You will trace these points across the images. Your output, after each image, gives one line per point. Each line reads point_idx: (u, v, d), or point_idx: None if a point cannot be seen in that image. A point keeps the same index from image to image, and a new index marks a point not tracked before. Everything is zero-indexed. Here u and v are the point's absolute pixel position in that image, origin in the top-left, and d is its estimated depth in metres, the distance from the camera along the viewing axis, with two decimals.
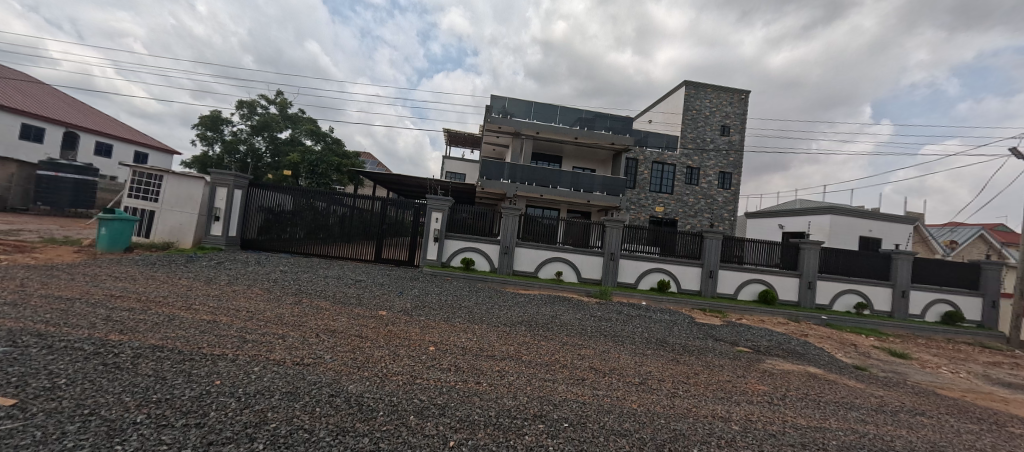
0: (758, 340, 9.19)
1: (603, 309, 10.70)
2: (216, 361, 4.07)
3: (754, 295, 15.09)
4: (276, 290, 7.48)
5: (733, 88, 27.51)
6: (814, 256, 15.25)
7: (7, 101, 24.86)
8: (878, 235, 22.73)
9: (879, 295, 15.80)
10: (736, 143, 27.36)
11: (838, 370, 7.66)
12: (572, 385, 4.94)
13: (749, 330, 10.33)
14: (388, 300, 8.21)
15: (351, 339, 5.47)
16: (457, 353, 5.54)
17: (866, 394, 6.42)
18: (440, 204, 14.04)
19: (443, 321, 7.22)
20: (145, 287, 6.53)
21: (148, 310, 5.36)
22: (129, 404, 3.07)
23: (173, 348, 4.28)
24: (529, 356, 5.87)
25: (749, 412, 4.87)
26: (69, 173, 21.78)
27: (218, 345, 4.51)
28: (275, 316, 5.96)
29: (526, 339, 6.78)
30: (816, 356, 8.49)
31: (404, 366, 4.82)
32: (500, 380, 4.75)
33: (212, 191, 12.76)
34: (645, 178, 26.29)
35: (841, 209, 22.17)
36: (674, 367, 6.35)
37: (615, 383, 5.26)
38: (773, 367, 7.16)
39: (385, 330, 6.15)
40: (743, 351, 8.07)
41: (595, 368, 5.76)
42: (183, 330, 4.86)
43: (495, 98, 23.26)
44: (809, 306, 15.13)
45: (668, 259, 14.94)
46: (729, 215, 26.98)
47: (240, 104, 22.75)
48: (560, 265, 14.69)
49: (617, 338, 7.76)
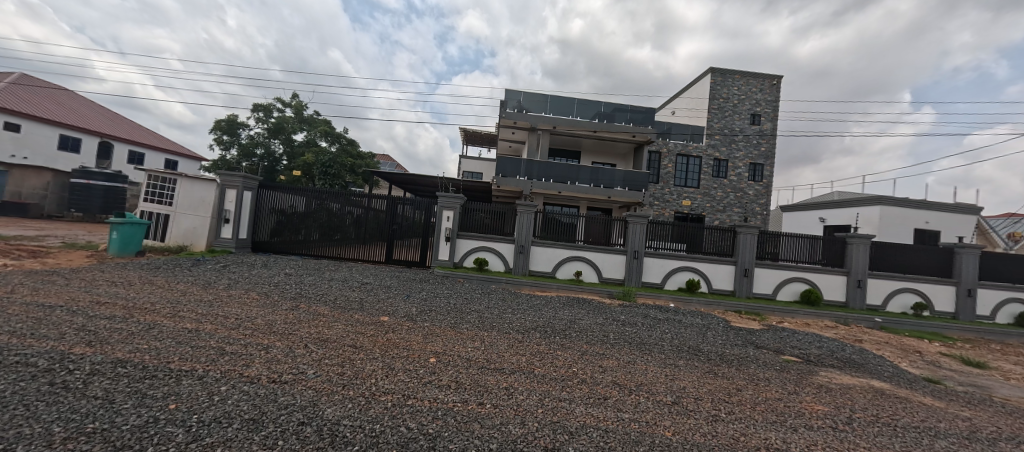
0: (808, 348, 8.09)
1: (627, 312, 9.83)
2: (181, 379, 3.58)
3: (795, 295, 13.76)
4: (274, 295, 7.03)
5: (764, 74, 25.76)
6: (863, 251, 13.77)
7: (46, 113, 26.30)
8: (936, 227, 20.58)
9: (941, 295, 14.11)
10: (768, 132, 25.64)
11: (909, 385, 6.50)
12: (591, 406, 4.16)
13: (794, 335, 9.17)
14: (393, 304, 7.66)
15: (343, 351, 4.90)
16: (460, 365, 4.89)
17: (950, 416, 5.33)
18: (451, 202, 13.49)
19: (448, 328, 6.59)
20: (137, 292, 6.24)
21: (129, 318, 4.99)
22: (55, 438, 2.57)
23: (138, 362, 3.84)
24: (543, 369, 5.14)
25: (811, 441, 3.96)
26: (100, 180, 22.73)
27: (190, 359, 4.04)
28: (265, 323, 5.49)
29: (540, 349, 6.06)
30: (878, 367, 7.32)
31: (398, 383, 4.18)
32: (507, 401, 4.04)
33: (221, 193, 12.63)
34: (669, 171, 24.97)
35: (891, 199, 20.26)
36: (711, 381, 5.47)
37: (645, 403, 4.44)
38: (830, 381, 6.13)
39: (383, 339, 5.57)
40: (792, 361, 7.06)
41: (619, 384, 4.95)
42: (159, 341, 4.44)
43: (510, 94, 22.64)
44: (859, 307, 13.66)
45: (696, 257, 13.86)
46: (761, 209, 25.29)
47: (256, 107, 22.98)
48: (579, 265, 13.86)
49: (643, 346, 6.92)
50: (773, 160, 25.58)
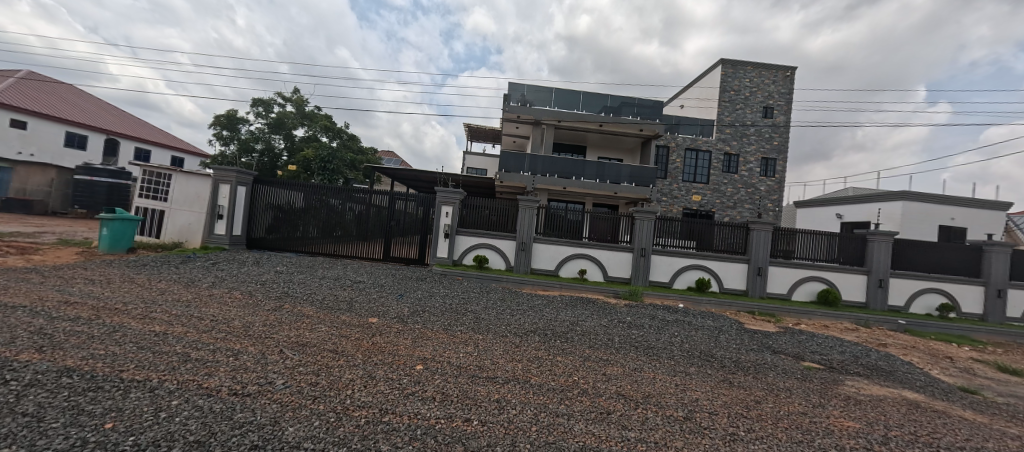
0: (829, 353, 7.53)
1: (633, 313, 9.31)
2: (130, 392, 3.20)
3: (812, 295, 13.10)
4: (257, 295, 6.67)
5: (777, 65, 24.85)
6: (885, 249, 13.07)
7: (53, 111, 26.31)
8: (961, 224, 19.66)
9: (968, 296, 13.34)
10: (781, 125, 24.77)
11: (944, 396, 5.91)
12: (592, 424, 3.68)
13: (814, 339, 8.56)
14: (384, 304, 7.26)
15: (322, 357, 4.50)
16: (449, 374, 4.46)
17: (996, 433, 4.78)
18: (451, 197, 13.05)
19: (440, 330, 6.17)
20: (113, 291, 5.89)
21: (94, 320, 4.62)
22: None
23: (88, 371, 3.46)
24: (540, 378, 4.68)
25: None
26: (103, 177, 22.73)
27: (147, 367, 3.66)
28: (242, 326, 5.11)
29: (539, 354, 5.60)
30: (907, 375, 6.74)
31: (377, 395, 3.75)
32: (497, 417, 3.58)
33: (215, 188, 12.31)
34: (677, 166, 24.26)
35: (913, 194, 19.38)
36: (727, 392, 4.96)
37: (654, 419, 3.95)
38: (857, 392, 5.58)
39: (368, 343, 5.16)
40: (814, 368, 6.52)
41: (624, 395, 4.46)
42: (119, 345, 4.06)
43: (513, 87, 22.09)
44: (880, 308, 12.97)
45: (706, 255, 13.27)
46: (773, 205, 24.52)
47: (256, 102, 22.78)
48: (584, 263, 13.35)
49: (651, 351, 6.42)
50: (786, 154, 24.73)
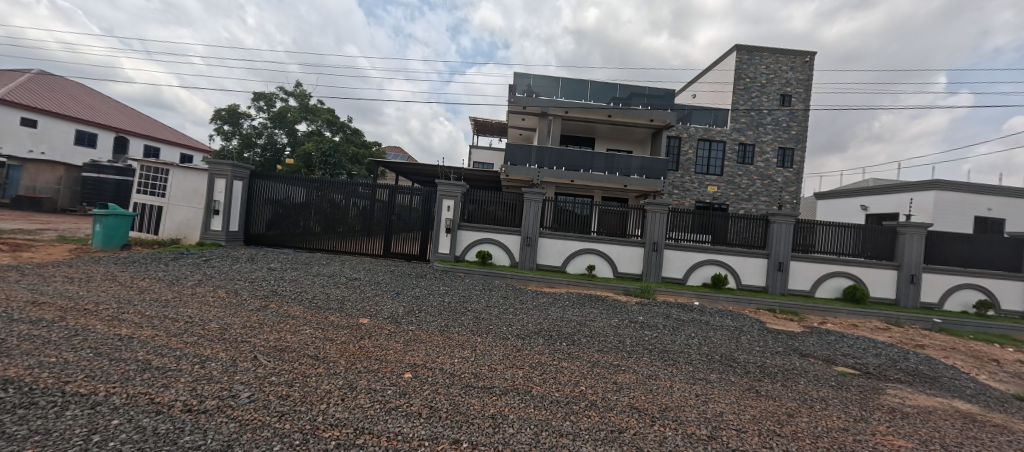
0: (864, 356, 6.85)
1: (646, 312, 8.72)
2: (64, 411, 2.74)
3: (837, 291, 12.32)
4: (243, 293, 6.29)
5: (795, 50, 23.69)
6: (917, 243, 12.20)
7: (65, 110, 26.59)
8: (998, 215, 18.54)
9: (1009, 292, 12.43)
10: (799, 114, 23.68)
11: (1001, 407, 5.23)
12: (603, 447, 3.11)
13: (845, 340, 7.86)
14: (379, 303, 6.86)
15: (299, 364, 4.04)
16: (440, 384, 3.98)
17: None
18: (452, 190, 12.58)
19: (435, 332, 5.69)
20: (89, 290, 5.55)
21: (57, 323, 4.25)
22: None
23: (25, 384, 3.04)
24: (543, 388, 4.17)
25: None
26: (111, 174, 22.83)
27: (97, 378, 3.24)
28: (218, 328, 4.70)
29: (542, 359, 5.11)
30: (955, 382, 6.06)
31: (354, 411, 3.28)
32: (490, 438, 3.07)
33: (210, 183, 12.05)
34: (689, 158, 23.40)
35: (946, 184, 18.30)
36: (755, 404, 4.40)
37: (674, 439, 3.41)
38: (902, 402, 4.96)
39: (354, 348, 4.70)
40: (848, 373, 5.89)
41: (638, 408, 3.93)
42: (73, 352, 3.65)
43: (519, 78, 21.42)
44: (910, 306, 12.17)
45: (723, 250, 12.55)
46: (790, 197, 23.56)
47: (257, 96, 22.53)
48: (592, 259, 12.76)
49: (665, 355, 5.88)
50: (804, 144, 23.66)
